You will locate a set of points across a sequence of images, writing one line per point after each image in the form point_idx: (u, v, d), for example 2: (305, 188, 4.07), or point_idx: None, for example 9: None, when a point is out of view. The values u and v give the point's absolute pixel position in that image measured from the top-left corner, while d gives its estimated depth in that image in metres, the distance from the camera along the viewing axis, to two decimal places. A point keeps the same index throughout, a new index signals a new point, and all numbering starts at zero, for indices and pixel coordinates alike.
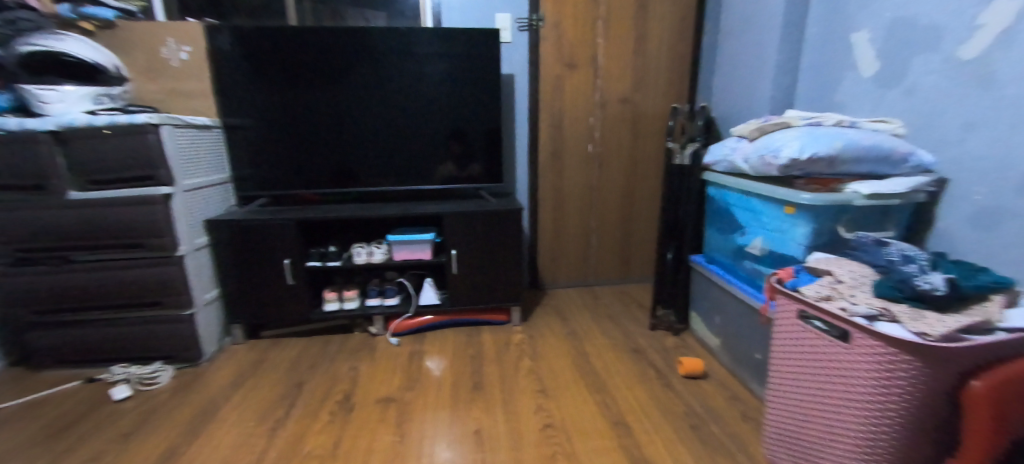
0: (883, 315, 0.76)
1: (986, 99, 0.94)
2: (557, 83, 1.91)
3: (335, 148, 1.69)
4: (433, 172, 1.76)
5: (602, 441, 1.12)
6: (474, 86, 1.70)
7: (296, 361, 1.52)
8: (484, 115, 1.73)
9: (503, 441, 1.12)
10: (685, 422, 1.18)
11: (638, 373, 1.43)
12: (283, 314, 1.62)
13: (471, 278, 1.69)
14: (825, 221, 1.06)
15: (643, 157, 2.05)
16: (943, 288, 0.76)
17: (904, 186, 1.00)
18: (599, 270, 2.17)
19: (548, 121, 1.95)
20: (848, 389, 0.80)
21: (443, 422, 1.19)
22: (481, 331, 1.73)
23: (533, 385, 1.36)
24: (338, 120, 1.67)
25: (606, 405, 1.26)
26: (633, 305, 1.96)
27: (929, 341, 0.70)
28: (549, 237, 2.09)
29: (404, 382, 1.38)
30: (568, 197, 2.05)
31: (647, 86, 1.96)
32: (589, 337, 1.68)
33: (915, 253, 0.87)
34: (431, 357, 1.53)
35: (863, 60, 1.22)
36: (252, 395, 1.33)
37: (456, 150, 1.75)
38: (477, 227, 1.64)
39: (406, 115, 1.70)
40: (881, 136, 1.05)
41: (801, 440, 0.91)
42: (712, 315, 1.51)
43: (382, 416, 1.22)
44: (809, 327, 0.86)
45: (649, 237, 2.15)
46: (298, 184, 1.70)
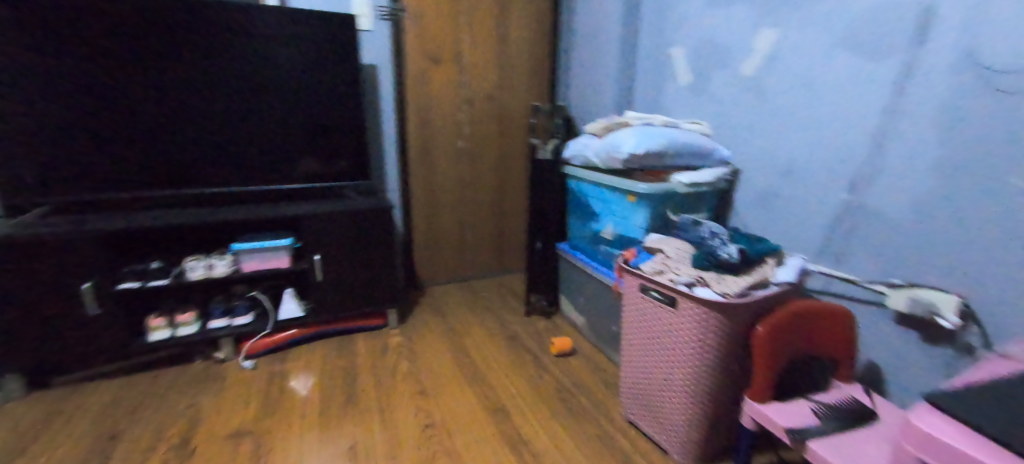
0: (698, 282, 0.89)
1: (762, 105, 1.16)
2: (420, 77, 1.87)
3: (159, 145, 1.43)
4: (285, 171, 1.59)
5: (482, 431, 1.14)
6: (329, 77, 1.57)
7: (115, 405, 1.25)
8: (342, 110, 1.62)
9: (381, 451, 1.07)
10: (557, 400, 1.27)
11: (515, 360, 1.49)
12: (94, 348, 1.33)
13: (339, 284, 1.58)
14: (659, 207, 1.23)
15: (509, 152, 2.12)
16: (736, 256, 0.93)
17: (711, 175, 1.20)
18: (474, 264, 2.20)
19: (413, 116, 1.90)
20: (679, 350, 0.93)
21: (312, 444, 1.10)
22: (354, 339, 1.63)
23: (411, 388, 1.33)
24: (158, 112, 1.41)
25: (486, 396, 1.29)
26: (508, 295, 2.04)
27: (730, 299, 0.84)
28: (422, 234, 2.06)
29: (261, 409, 1.23)
30: (438, 193, 2.03)
31: (509, 84, 2.03)
32: (467, 331, 1.70)
33: (718, 230, 1.03)
34: (295, 375, 1.39)
35: (681, 68, 1.43)
36: (51, 457, 1.06)
37: (310, 146, 1.61)
38: (343, 229, 1.54)
39: (249, 107, 1.50)
40: (696, 134, 1.25)
41: (650, 400, 1.04)
42: (577, 297, 1.64)
43: (238, 450, 1.07)
44: (647, 298, 0.99)
45: (519, 228, 2.25)
46: (106, 189, 1.40)
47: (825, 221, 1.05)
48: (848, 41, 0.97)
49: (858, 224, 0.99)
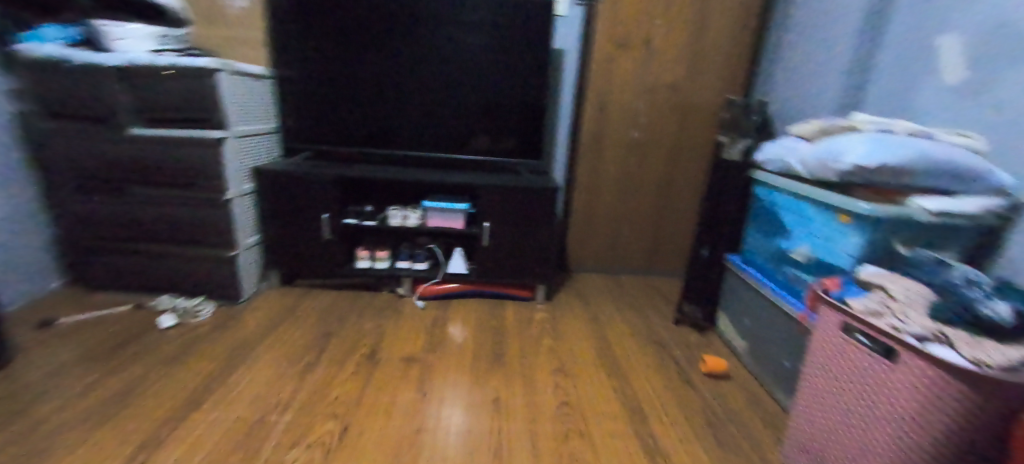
0: (936, 338, 0.73)
1: None
2: (609, 62, 1.86)
3: (384, 109, 1.71)
4: (472, 143, 1.76)
5: (615, 425, 1.13)
6: (525, 57, 1.67)
7: (326, 312, 1.58)
8: (531, 89, 1.70)
9: (518, 412, 1.14)
10: (701, 418, 1.18)
11: (659, 364, 1.43)
12: (318, 265, 1.68)
13: (502, 251, 1.70)
14: (880, 235, 1.01)
15: (688, 147, 1.98)
16: (1009, 319, 0.72)
17: (972, 206, 0.94)
18: (629, 258, 2.15)
19: (595, 101, 1.91)
20: (888, 411, 0.77)
21: (459, 387, 1.22)
22: (506, 305, 1.75)
23: (552, 363, 1.38)
24: (386, 81, 1.68)
25: (623, 392, 1.27)
26: (660, 297, 1.94)
27: (987, 370, 0.66)
28: (582, 219, 2.08)
29: (423, 345, 1.42)
30: (606, 181, 2.02)
31: (703, 74, 1.88)
32: (612, 323, 1.68)
33: (979, 278, 0.81)
34: (454, 325, 1.56)
35: (947, 66, 1.13)
36: (284, 338, 1.40)
37: (496, 122, 1.74)
38: (513, 201, 1.64)
39: (454, 81, 1.69)
40: (959, 151, 0.98)
41: (828, 453, 0.90)
42: (741, 316, 1.48)
43: (405, 373, 1.26)
44: (849, 340, 0.84)
45: (685, 231, 2.10)
46: (342, 141, 1.74)
47: None
48: None
49: None
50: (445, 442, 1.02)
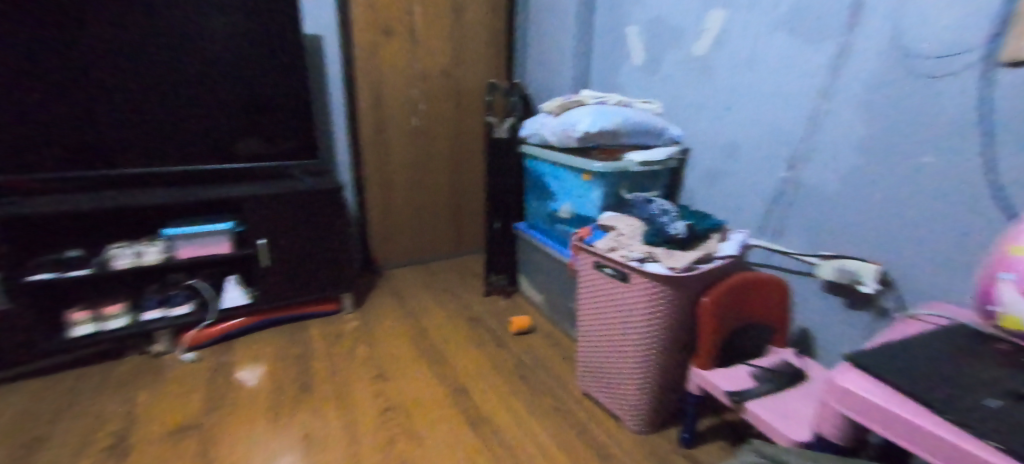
0: (649, 257, 0.92)
1: (710, 84, 1.20)
2: (370, 50, 1.79)
3: (69, 122, 1.28)
4: (222, 152, 1.48)
5: (441, 411, 1.15)
6: (268, 48, 1.47)
7: (42, 405, 1.16)
8: (285, 84, 1.52)
9: (338, 437, 1.05)
10: (516, 376, 1.29)
11: (475, 339, 1.50)
12: (11, 346, 1.21)
13: (287, 269, 1.51)
14: (613, 186, 1.25)
15: (465, 131, 2.08)
16: (684, 233, 0.95)
17: (661, 153, 1.24)
18: (432, 245, 2.17)
19: (364, 92, 1.83)
20: (629, 323, 0.96)
21: (263, 436, 1.06)
22: (307, 325, 1.58)
23: (370, 372, 1.31)
24: (70, 85, 1.26)
25: (447, 376, 1.29)
26: (466, 276, 2.03)
27: (676, 272, 0.86)
28: (376, 215, 2.00)
29: (205, 403, 1.18)
30: (392, 173, 1.98)
31: (464, 60, 1.98)
32: (426, 312, 1.69)
33: (668, 207, 1.05)
34: (244, 366, 1.34)
35: (635, 48, 1.44)
36: None
37: (248, 125, 1.50)
38: (288, 211, 1.46)
39: (179, 80, 1.38)
40: (648, 114, 1.28)
41: (604, 373, 1.08)
42: (535, 275, 1.66)
43: (185, 444, 1.03)
44: (600, 274, 1.02)
45: (478, 209, 2.23)
46: (9, 171, 1.25)
47: (765, 195, 1.11)
48: (790, 23, 1.00)
49: (795, 200, 1.05)
50: None
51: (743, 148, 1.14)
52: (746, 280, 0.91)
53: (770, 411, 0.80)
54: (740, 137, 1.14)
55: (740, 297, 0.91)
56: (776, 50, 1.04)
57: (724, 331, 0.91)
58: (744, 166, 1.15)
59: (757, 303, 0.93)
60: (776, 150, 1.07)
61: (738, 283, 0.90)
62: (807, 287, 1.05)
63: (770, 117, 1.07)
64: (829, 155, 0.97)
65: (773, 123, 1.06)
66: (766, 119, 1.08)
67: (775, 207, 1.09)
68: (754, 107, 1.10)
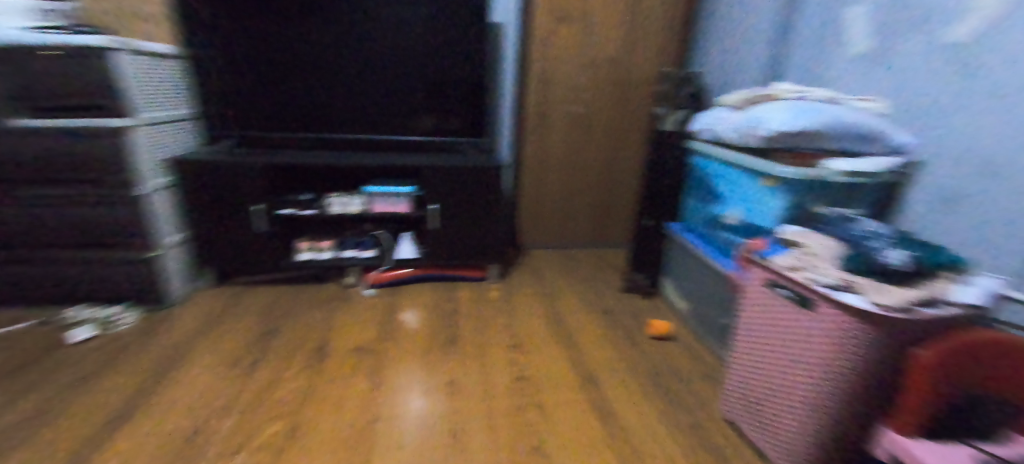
0: (845, 286, 0.78)
1: (965, 83, 0.95)
2: (547, 35, 1.84)
3: (309, 90, 1.61)
4: (413, 124, 1.69)
5: (571, 395, 1.16)
6: (460, 31, 1.61)
7: (268, 308, 1.50)
8: (470, 63, 1.65)
9: (475, 391, 1.15)
10: (650, 379, 1.24)
11: (609, 332, 1.48)
12: (255, 260, 1.59)
13: (449, 233, 1.68)
14: (800, 196, 1.08)
15: (629, 121, 2.02)
16: (902, 263, 0.78)
17: (874, 165, 1.02)
18: (577, 232, 2.19)
19: (535, 76, 1.89)
20: (808, 357, 0.83)
21: (415, 372, 1.21)
22: (457, 286, 1.74)
23: (508, 340, 1.39)
24: (316, 61, 1.58)
25: (578, 362, 1.30)
26: (607, 268, 2.00)
27: (885, 311, 0.71)
28: (530, 196, 2.09)
29: (374, 333, 1.40)
30: (551, 157, 2.03)
31: (639, 47, 1.90)
32: (564, 296, 1.72)
33: (882, 229, 0.87)
34: (405, 310, 1.54)
35: (857, 35, 1.21)
36: (224, 339, 1.32)
37: (435, 101, 1.68)
38: (459, 181, 1.61)
39: (387, 59, 1.61)
40: (865, 114, 1.07)
41: (758, 402, 0.97)
42: (684, 280, 1.55)
43: (357, 364, 1.23)
44: (775, 295, 0.90)
45: (630, 202, 2.16)
46: (268, 127, 1.62)
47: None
48: None
49: None
50: (402, 428, 1.01)
51: (1005, 168, 0.88)
52: (989, 341, 0.71)
53: None
54: (1004, 154, 0.88)
55: (975, 359, 0.72)
56: None
57: (942, 399, 0.74)
58: (1003, 192, 0.88)
59: (1003, 373, 0.72)
60: None
61: (974, 342, 0.71)
62: None
63: None
64: None
65: None
66: None
67: None
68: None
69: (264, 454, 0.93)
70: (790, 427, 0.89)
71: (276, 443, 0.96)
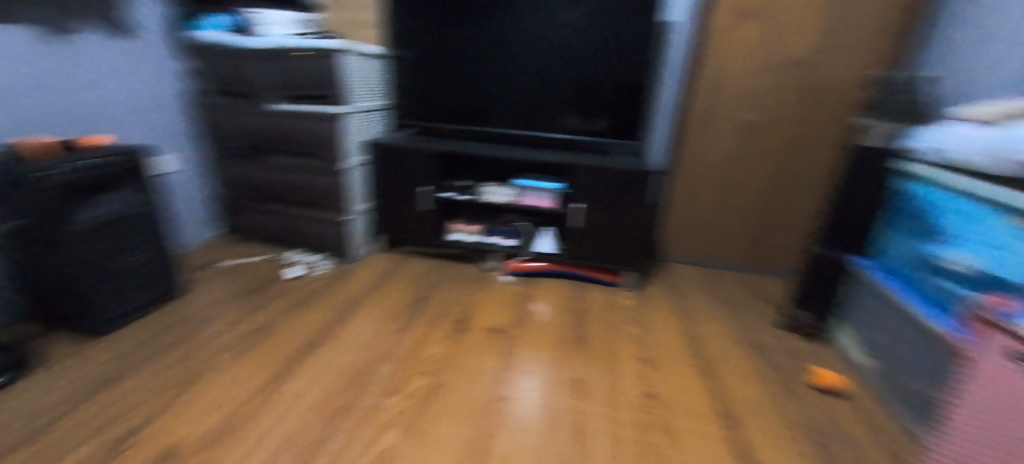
0: None
1: None
2: (727, 35, 1.69)
3: (484, 87, 1.75)
4: (571, 123, 1.72)
5: (703, 426, 1.07)
6: (631, 31, 1.58)
7: (423, 278, 1.70)
8: (637, 64, 1.61)
9: (598, 395, 1.14)
10: (802, 433, 1.07)
11: (756, 369, 1.31)
12: (418, 235, 1.81)
13: (592, 234, 1.67)
14: None
15: (816, 134, 1.75)
16: None
17: None
18: (731, 253, 1.98)
19: (707, 79, 1.76)
20: None
21: (542, 363, 1.25)
22: (592, 288, 1.73)
23: (637, 352, 1.34)
24: (491, 60, 1.71)
25: (713, 392, 1.19)
26: (763, 297, 1.78)
27: None
28: (681, 206, 1.96)
29: (508, 319, 1.47)
30: (711, 167, 1.87)
31: (843, 48, 1.63)
32: (706, 319, 1.58)
33: None
34: (540, 302, 1.59)
35: None
36: (386, 298, 1.53)
37: (596, 102, 1.68)
38: (609, 183, 1.59)
39: (556, 60, 1.67)
40: None
41: None
42: (865, 328, 1.29)
43: (490, 343, 1.32)
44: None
45: (802, 227, 1.88)
46: (444, 119, 1.82)
47: None
48: None
49: None
50: (524, 413, 1.05)
51: None
52: None
53: None
54: None
55: None
56: None
57: None
58: None
59: None
60: None
61: None
62: None
63: None
64: None
65: None
66: None
67: None
68: None
69: (406, 404, 1.06)
70: None
71: (415, 397, 1.08)
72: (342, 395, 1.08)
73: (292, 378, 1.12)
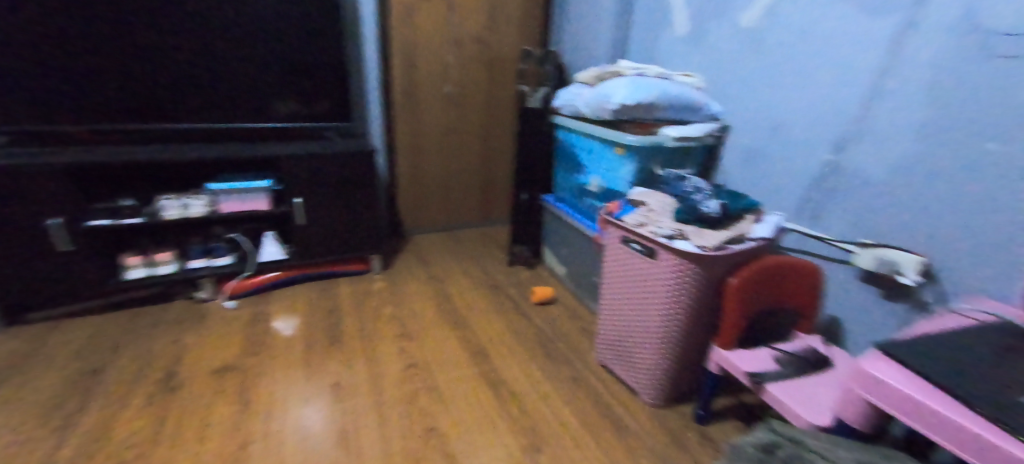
0: (678, 234, 0.90)
1: (755, 57, 1.14)
2: (405, 13, 1.77)
3: (124, 78, 1.35)
4: (259, 111, 1.51)
5: (465, 371, 1.19)
6: (307, 7, 1.47)
7: (96, 341, 1.26)
8: (324, 43, 1.52)
9: (365, 387, 1.11)
10: (536, 344, 1.32)
11: (497, 306, 1.53)
12: (73, 286, 1.32)
13: (321, 227, 1.56)
14: (644, 162, 1.22)
15: (499, 100, 2.06)
16: (717, 211, 0.93)
17: (699, 130, 1.20)
18: (460, 213, 2.19)
19: (397, 55, 1.82)
20: (655, 300, 0.95)
21: (296, 381, 1.13)
22: (336, 283, 1.64)
23: (394, 330, 1.36)
24: (126, 39, 1.32)
25: (468, 339, 1.33)
26: (491, 245, 2.05)
27: (706, 251, 0.85)
28: (405, 182, 2.03)
29: (245, 347, 1.26)
30: (424, 140, 1.99)
31: (500, 26, 1.93)
32: (450, 278, 1.72)
33: (701, 185, 1.03)
34: (277, 317, 1.41)
35: (678, 18, 1.38)
36: (35, 388, 1.07)
37: (286, 86, 1.52)
38: (324, 172, 1.50)
39: (220, 38, 1.41)
40: (686, 88, 1.24)
41: (622, 343, 1.09)
42: (560, 248, 1.65)
43: (223, 384, 1.11)
44: (627, 251, 1.01)
45: (507, 179, 2.22)
46: (64, 121, 1.32)
47: (802, 182, 1.06)
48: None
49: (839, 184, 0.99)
50: (284, 444, 0.94)
51: (785, 128, 1.09)
52: (781, 263, 0.88)
53: (787, 393, 0.80)
54: (787, 115, 1.08)
55: (773, 279, 0.88)
56: (830, 20, 0.97)
57: (749, 316, 0.89)
58: (781, 150, 1.10)
59: (788, 287, 0.90)
60: (822, 133, 1.01)
61: (774, 264, 0.87)
62: (842, 275, 1.01)
63: (813, 99, 1.02)
64: (879, 132, 0.91)
65: (818, 104, 1.01)
66: (809, 101, 1.02)
67: (814, 193, 1.04)
68: (796, 85, 1.05)
69: None
70: (647, 361, 1.02)
71: None
72: None
73: None
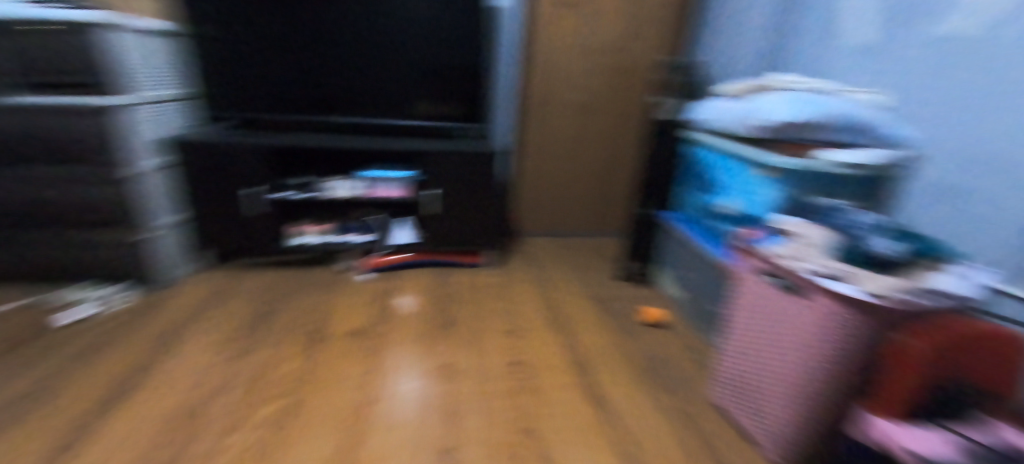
0: (837, 274, 0.79)
1: (958, 79, 0.97)
2: (545, 21, 1.82)
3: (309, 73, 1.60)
4: (408, 108, 1.67)
5: (566, 378, 1.19)
6: (458, 14, 1.58)
7: (261, 292, 1.50)
8: (469, 48, 1.63)
9: (470, 374, 1.17)
10: (642, 364, 1.26)
11: (603, 318, 1.50)
12: (250, 244, 1.58)
13: (445, 219, 1.67)
14: (794, 187, 1.10)
15: (628, 110, 2.01)
16: (891, 253, 0.80)
17: (870, 156, 1.05)
18: (573, 221, 2.19)
19: (533, 61, 1.88)
20: (796, 344, 0.85)
21: (411, 355, 1.23)
22: (451, 272, 1.74)
23: (501, 325, 1.41)
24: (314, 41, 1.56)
25: (572, 346, 1.33)
26: (602, 256, 2.02)
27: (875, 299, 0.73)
28: (524, 184, 2.09)
29: (372, 317, 1.40)
30: (547, 145, 2.02)
31: (639, 34, 1.89)
32: (558, 283, 1.73)
33: (870, 220, 0.89)
34: (398, 295, 1.54)
35: (856, 29, 1.22)
36: (217, 321, 1.31)
37: (432, 86, 1.66)
38: (454, 167, 1.60)
39: (384, 41, 1.59)
40: (860, 107, 1.09)
41: (746, 384, 0.99)
42: (677, 268, 1.56)
43: (352, 346, 1.24)
44: (765, 284, 0.92)
45: (625, 191, 2.17)
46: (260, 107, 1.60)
47: (1011, 230, 0.87)
48: None
49: None
50: (396, 410, 1.03)
51: (991, 163, 0.90)
52: (975, 329, 0.73)
53: None
54: (995, 148, 0.89)
55: (963, 346, 0.74)
56: None
57: (921, 383, 0.76)
58: (984, 189, 0.91)
59: (980, 358, 0.75)
60: None
61: (965, 329, 0.73)
62: None
63: None
64: None
65: None
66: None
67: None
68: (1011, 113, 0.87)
69: (258, 432, 0.94)
70: (777, 409, 0.92)
71: (275, 421, 0.97)
72: (173, 443, 0.91)
73: (98, 438, 0.91)
